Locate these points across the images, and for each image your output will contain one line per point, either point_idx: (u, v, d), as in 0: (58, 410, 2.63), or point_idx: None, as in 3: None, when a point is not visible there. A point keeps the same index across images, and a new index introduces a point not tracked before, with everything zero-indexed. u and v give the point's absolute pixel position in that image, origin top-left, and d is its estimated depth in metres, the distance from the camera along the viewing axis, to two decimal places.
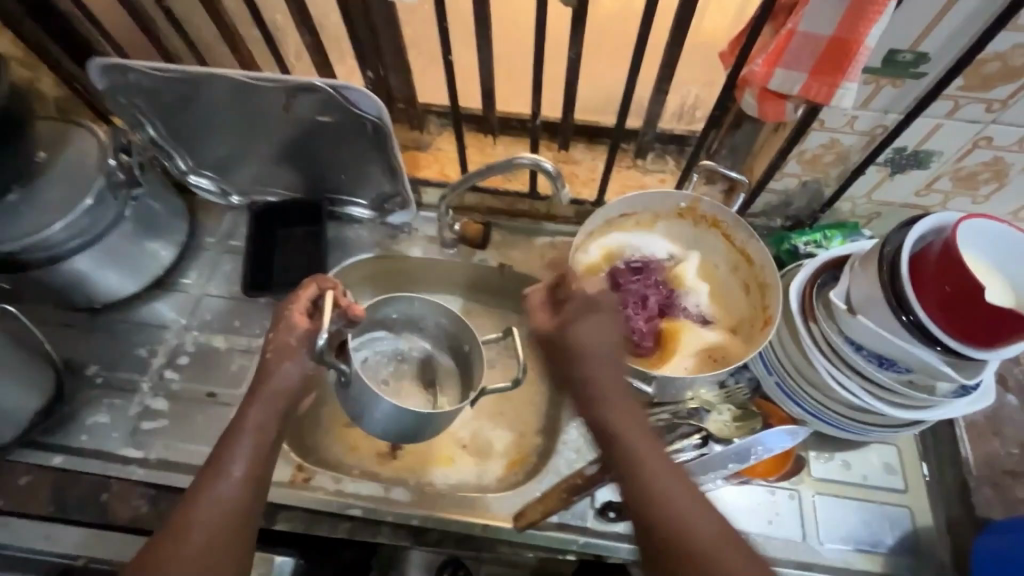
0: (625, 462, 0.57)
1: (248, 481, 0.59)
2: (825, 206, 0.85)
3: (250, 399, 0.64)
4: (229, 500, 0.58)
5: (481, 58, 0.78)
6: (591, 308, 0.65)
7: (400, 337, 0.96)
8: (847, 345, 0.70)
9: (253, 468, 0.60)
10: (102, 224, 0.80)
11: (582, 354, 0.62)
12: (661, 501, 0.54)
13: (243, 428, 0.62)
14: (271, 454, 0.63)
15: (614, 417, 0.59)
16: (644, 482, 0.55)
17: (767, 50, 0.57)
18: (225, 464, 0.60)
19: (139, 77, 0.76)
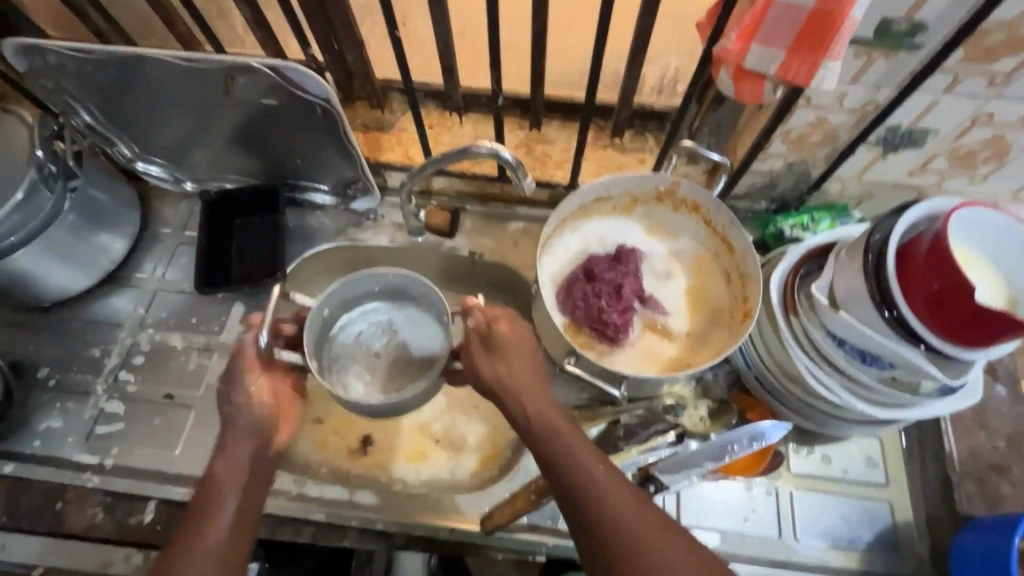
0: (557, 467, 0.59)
1: (234, 519, 0.60)
2: (812, 187, 0.79)
3: (220, 444, 0.63)
4: (217, 543, 0.58)
5: (438, 32, 0.71)
6: (506, 318, 0.67)
7: (392, 307, 0.85)
8: (828, 342, 0.66)
9: (237, 506, 0.60)
10: (40, 220, 0.75)
11: (507, 365, 0.64)
12: (598, 503, 0.57)
13: (219, 473, 0.61)
14: (255, 485, 0.63)
15: (543, 424, 0.61)
16: (579, 486, 0.58)
17: (742, 24, 0.51)
18: (208, 510, 0.59)
19: (61, 58, 0.69)
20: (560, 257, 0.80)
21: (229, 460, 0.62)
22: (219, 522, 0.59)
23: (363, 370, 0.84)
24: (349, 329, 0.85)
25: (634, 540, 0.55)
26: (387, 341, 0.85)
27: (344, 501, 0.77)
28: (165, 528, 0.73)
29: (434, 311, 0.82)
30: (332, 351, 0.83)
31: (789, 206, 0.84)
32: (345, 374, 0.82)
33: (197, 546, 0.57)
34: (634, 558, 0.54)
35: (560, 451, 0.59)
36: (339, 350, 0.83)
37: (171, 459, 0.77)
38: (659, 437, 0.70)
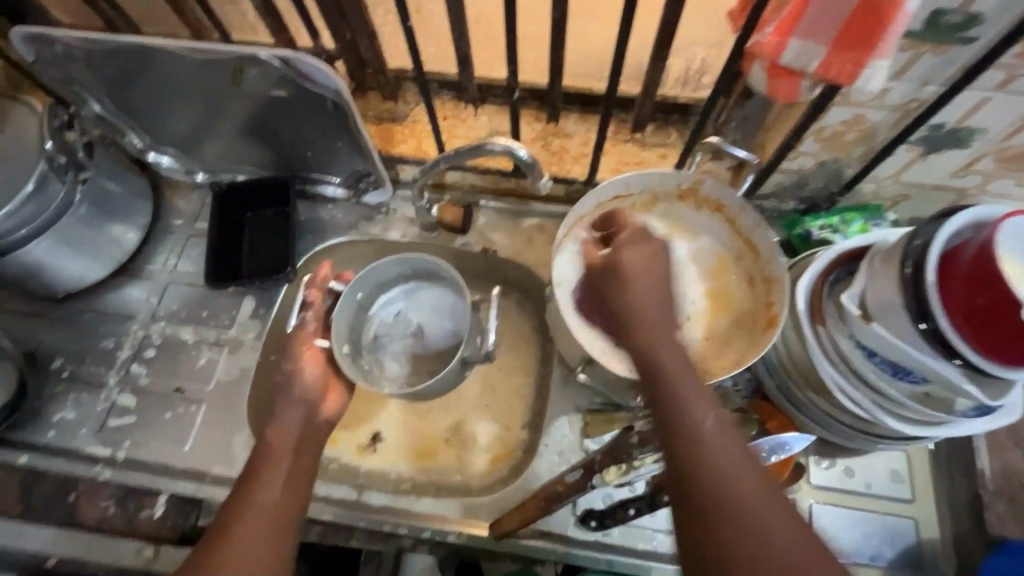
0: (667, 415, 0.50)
1: (283, 489, 0.58)
2: (844, 188, 0.75)
3: (274, 421, 0.64)
4: (268, 514, 0.56)
5: (453, 21, 0.68)
6: (638, 238, 0.61)
7: (423, 289, 0.84)
8: (856, 352, 0.63)
9: (286, 476, 0.59)
10: (51, 211, 0.74)
11: (638, 284, 0.57)
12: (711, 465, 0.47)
13: (273, 441, 0.62)
14: (302, 457, 0.62)
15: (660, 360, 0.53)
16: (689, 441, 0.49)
17: (780, 15, 0.47)
18: (258, 481, 0.58)
19: (70, 47, 0.68)
20: None
21: (283, 432, 0.63)
22: (270, 492, 0.57)
23: (400, 352, 0.82)
24: (387, 308, 0.84)
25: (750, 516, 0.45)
26: (422, 322, 0.83)
27: (351, 501, 0.76)
28: (175, 524, 0.75)
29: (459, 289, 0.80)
30: (369, 333, 0.82)
31: (819, 206, 0.80)
32: (381, 356, 0.81)
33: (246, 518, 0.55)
34: (749, 541, 0.44)
35: (673, 398, 0.51)
36: (378, 329, 0.83)
37: (182, 454, 0.77)
38: None
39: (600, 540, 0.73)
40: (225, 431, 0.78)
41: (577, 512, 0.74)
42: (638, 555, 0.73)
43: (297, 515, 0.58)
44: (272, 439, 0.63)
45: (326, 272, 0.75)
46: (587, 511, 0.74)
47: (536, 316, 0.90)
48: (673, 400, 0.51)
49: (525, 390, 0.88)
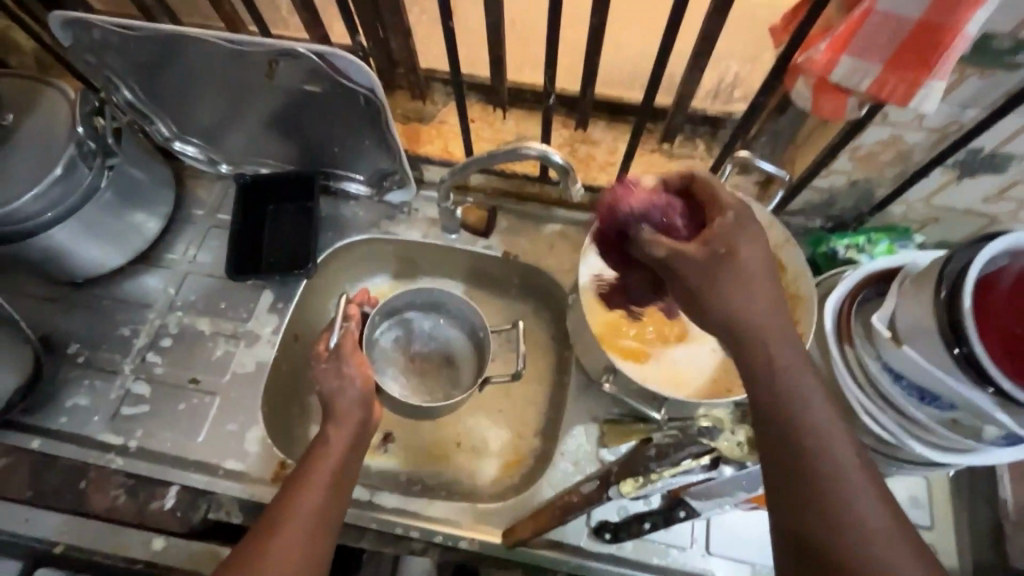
0: (782, 430, 0.44)
1: (326, 493, 0.56)
2: (873, 208, 0.75)
3: (332, 423, 0.62)
4: (308, 522, 0.54)
5: (491, 23, 0.68)
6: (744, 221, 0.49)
7: (426, 319, 0.90)
8: (883, 374, 0.63)
9: (329, 483, 0.57)
10: (77, 195, 0.74)
11: (745, 280, 0.47)
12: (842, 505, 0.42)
13: (328, 439, 0.60)
14: (348, 465, 0.60)
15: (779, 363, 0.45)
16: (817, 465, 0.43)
17: (833, 33, 0.48)
18: (305, 484, 0.56)
19: (105, 33, 0.68)
20: None
21: (343, 438, 0.60)
22: (313, 498, 0.55)
23: (399, 372, 0.88)
24: (388, 332, 0.89)
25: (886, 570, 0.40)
26: (421, 344, 0.89)
27: (362, 502, 0.74)
28: (185, 516, 0.74)
29: (464, 322, 0.88)
30: (371, 355, 0.86)
31: (846, 225, 0.80)
32: (382, 377, 0.86)
33: (291, 525, 0.53)
34: None
35: (792, 413, 0.44)
36: (378, 352, 0.87)
37: (194, 446, 0.76)
38: (694, 462, 0.62)
39: (613, 553, 0.72)
40: (238, 424, 0.77)
41: (592, 523, 0.73)
42: (653, 570, 0.72)
43: (335, 525, 0.56)
44: (330, 441, 0.60)
45: (364, 296, 0.83)
46: (602, 523, 0.72)
47: (553, 324, 0.90)
48: (794, 415, 0.44)
49: (540, 397, 0.87)
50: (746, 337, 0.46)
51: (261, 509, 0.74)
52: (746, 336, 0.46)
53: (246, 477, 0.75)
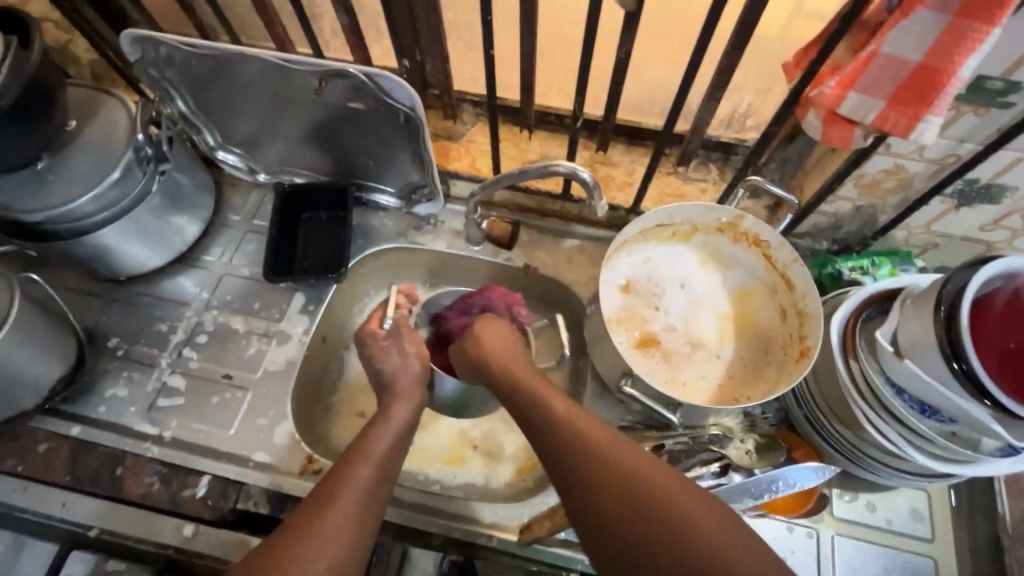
0: (577, 471, 0.57)
1: (374, 478, 0.60)
2: (877, 233, 0.80)
3: (394, 399, 0.71)
4: (363, 490, 0.59)
5: (525, 52, 0.73)
6: (492, 320, 0.78)
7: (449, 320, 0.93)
8: (887, 388, 0.66)
9: (380, 458, 0.63)
10: (130, 198, 0.78)
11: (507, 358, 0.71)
12: (645, 499, 0.53)
13: (379, 430, 0.66)
14: (396, 445, 0.65)
15: (562, 420, 0.61)
16: (612, 482, 0.55)
17: (841, 71, 0.53)
18: (362, 458, 0.62)
19: (171, 50, 0.74)
20: (618, 276, 0.83)
21: (402, 411, 0.70)
22: (361, 475, 0.60)
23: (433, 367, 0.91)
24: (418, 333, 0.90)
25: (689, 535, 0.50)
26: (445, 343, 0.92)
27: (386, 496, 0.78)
28: (217, 504, 0.77)
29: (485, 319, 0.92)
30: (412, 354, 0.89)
31: (850, 248, 0.84)
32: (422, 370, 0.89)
33: (347, 492, 0.58)
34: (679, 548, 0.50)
35: (582, 451, 0.58)
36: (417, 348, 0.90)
37: (226, 438, 0.80)
38: (705, 467, 0.71)
39: None
40: (268, 419, 0.81)
41: None
42: None
43: (383, 498, 0.61)
44: (391, 418, 0.68)
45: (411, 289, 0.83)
46: None
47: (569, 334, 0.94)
48: (584, 449, 0.58)
49: None
50: (535, 414, 0.63)
51: (287, 500, 0.77)
52: (533, 412, 0.64)
53: (275, 469, 0.79)
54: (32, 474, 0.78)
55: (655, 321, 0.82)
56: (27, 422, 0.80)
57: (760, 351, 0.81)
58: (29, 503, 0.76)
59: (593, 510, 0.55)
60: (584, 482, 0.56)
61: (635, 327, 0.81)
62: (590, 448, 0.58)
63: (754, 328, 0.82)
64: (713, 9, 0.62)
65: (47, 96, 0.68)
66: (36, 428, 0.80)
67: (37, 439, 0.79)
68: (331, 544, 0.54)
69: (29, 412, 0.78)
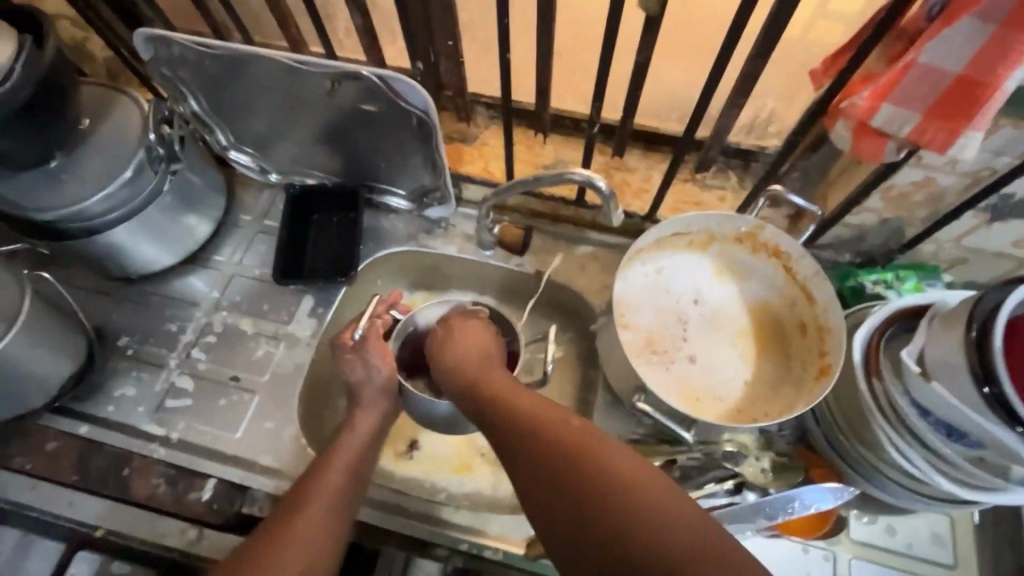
0: (546, 478, 0.53)
1: (344, 479, 0.63)
2: (904, 246, 0.77)
3: (358, 411, 0.71)
4: (332, 497, 0.61)
5: (542, 55, 0.72)
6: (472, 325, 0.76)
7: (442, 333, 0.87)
8: (911, 410, 0.63)
9: (349, 464, 0.65)
10: (141, 198, 0.78)
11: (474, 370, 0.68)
12: (616, 503, 0.49)
13: (356, 431, 0.69)
14: (366, 452, 0.68)
15: (529, 420, 0.58)
16: (582, 491, 0.51)
17: (875, 82, 0.52)
18: (332, 461, 0.65)
19: (184, 50, 0.73)
20: (633, 287, 0.81)
21: (363, 422, 0.70)
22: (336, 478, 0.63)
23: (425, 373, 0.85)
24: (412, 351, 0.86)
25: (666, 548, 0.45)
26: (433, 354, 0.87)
27: (393, 505, 0.78)
28: (221, 508, 0.76)
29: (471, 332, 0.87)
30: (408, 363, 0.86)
31: (875, 261, 0.82)
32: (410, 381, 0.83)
33: (316, 501, 0.60)
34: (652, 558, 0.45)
35: (554, 459, 0.54)
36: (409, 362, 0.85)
37: (232, 441, 0.80)
38: (717, 485, 0.69)
39: None
40: (275, 423, 0.81)
41: None
42: None
43: (354, 502, 0.64)
44: (355, 429, 0.69)
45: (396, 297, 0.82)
46: None
47: (580, 342, 0.92)
48: (552, 454, 0.54)
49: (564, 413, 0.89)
50: (502, 421, 0.60)
51: None
52: (498, 418, 0.61)
53: (281, 474, 0.78)
54: (40, 472, 0.78)
55: (671, 336, 0.80)
56: (37, 420, 0.80)
57: (778, 366, 0.79)
58: (36, 501, 0.76)
59: (560, 521, 0.51)
60: (554, 489, 0.52)
61: (650, 342, 0.79)
62: (560, 450, 0.54)
63: (772, 342, 0.80)
64: (739, 15, 0.60)
65: (60, 94, 0.68)
66: (45, 427, 0.80)
67: (47, 437, 0.80)
68: (298, 550, 0.56)
69: (38, 411, 0.78)
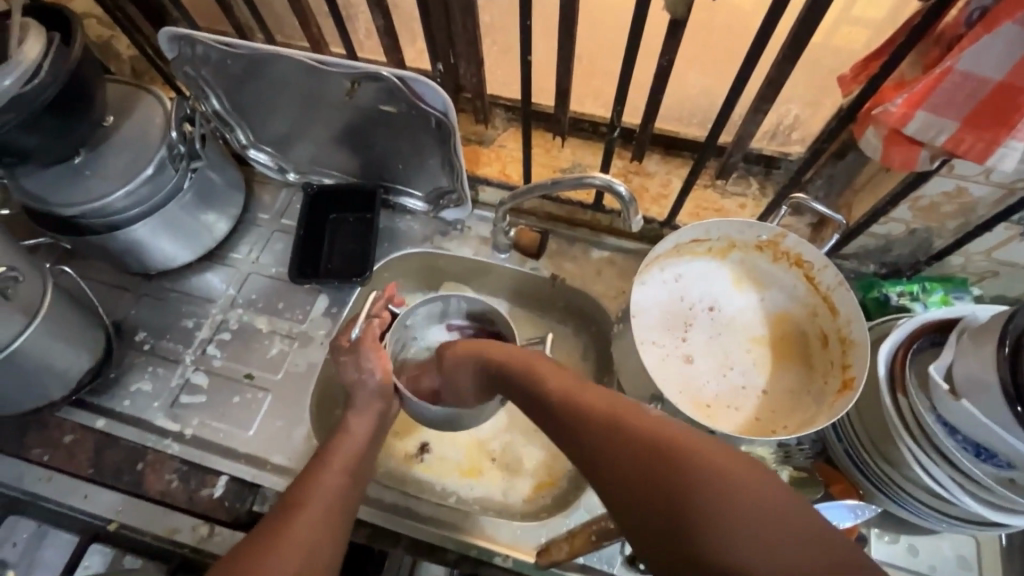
0: (598, 451, 0.50)
1: (345, 480, 0.63)
2: (932, 257, 0.75)
3: (352, 413, 0.70)
4: (329, 501, 0.61)
5: (564, 59, 0.71)
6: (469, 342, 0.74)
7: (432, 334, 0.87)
8: (938, 427, 0.61)
9: (347, 468, 0.65)
10: (162, 195, 0.78)
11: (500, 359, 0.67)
12: (677, 484, 0.44)
13: (355, 432, 0.68)
14: (364, 457, 0.67)
15: (578, 401, 0.56)
16: (640, 459, 0.47)
17: (910, 88, 0.50)
18: (332, 461, 0.65)
19: (207, 49, 0.74)
20: (649, 293, 0.80)
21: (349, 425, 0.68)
22: (334, 479, 0.63)
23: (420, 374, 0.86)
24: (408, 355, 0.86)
25: (737, 516, 0.41)
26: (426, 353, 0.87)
27: (401, 508, 0.77)
28: (232, 506, 0.76)
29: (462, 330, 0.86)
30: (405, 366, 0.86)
31: (900, 272, 0.79)
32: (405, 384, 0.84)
33: (315, 501, 0.60)
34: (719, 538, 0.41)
35: (607, 431, 0.51)
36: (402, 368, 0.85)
37: (245, 440, 0.80)
38: None
39: None
40: (288, 421, 0.81)
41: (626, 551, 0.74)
42: None
43: (352, 505, 0.63)
44: (353, 430, 0.68)
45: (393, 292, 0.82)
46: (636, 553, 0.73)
47: (594, 347, 0.91)
48: (604, 425, 0.51)
49: None
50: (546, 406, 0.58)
51: None
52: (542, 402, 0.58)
53: (291, 473, 0.78)
54: (57, 464, 0.79)
55: (686, 344, 0.78)
56: (55, 412, 0.81)
57: (798, 377, 0.77)
58: (52, 493, 0.77)
59: (621, 501, 0.48)
60: (609, 461, 0.49)
61: (665, 349, 0.78)
62: (608, 430, 0.51)
63: (792, 353, 0.79)
64: (767, 19, 0.59)
65: (85, 91, 0.69)
66: (62, 419, 0.81)
67: (64, 430, 0.81)
68: (297, 548, 0.55)
69: (56, 403, 0.79)
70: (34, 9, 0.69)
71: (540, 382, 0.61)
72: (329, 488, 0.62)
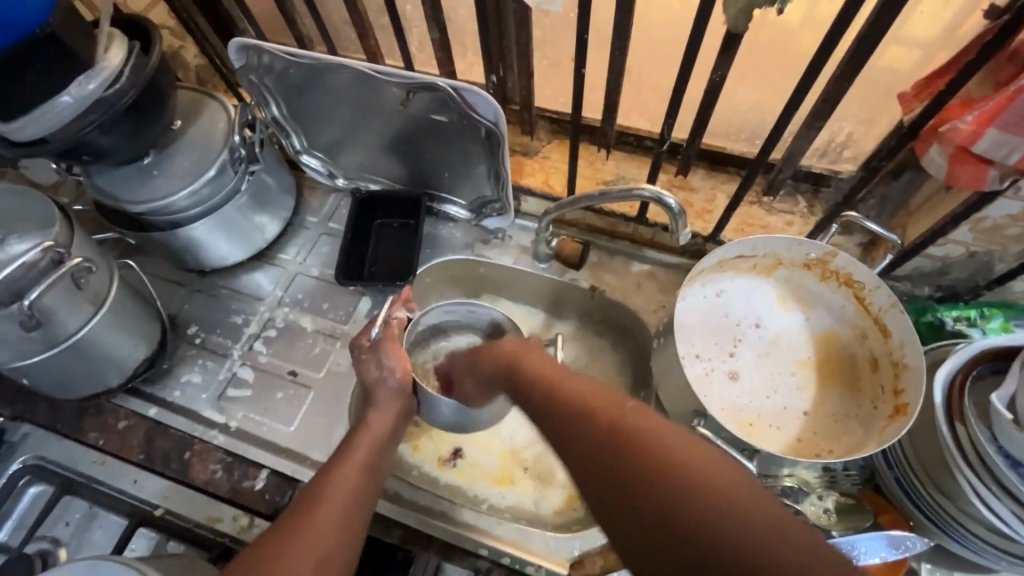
0: (600, 457, 0.49)
1: (358, 476, 0.63)
2: (993, 282, 0.72)
3: (373, 410, 0.71)
4: (342, 497, 0.60)
5: (615, 73, 0.72)
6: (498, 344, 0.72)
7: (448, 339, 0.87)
8: (1000, 457, 0.58)
9: (365, 463, 0.65)
10: (221, 195, 0.82)
11: (523, 369, 0.65)
12: (673, 492, 0.43)
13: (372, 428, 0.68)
14: (380, 450, 0.67)
15: (590, 402, 0.53)
16: (649, 468, 0.45)
17: (982, 105, 0.51)
18: (347, 457, 0.64)
19: (274, 59, 0.78)
20: (691, 307, 0.80)
21: (380, 419, 0.70)
22: (348, 473, 0.62)
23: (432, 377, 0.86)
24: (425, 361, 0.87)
25: (745, 530, 0.39)
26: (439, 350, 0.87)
27: (435, 510, 0.79)
28: (272, 499, 0.78)
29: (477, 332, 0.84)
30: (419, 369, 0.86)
31: (957, 296, 0.77)
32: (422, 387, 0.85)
33: (328, 499, 0.59)
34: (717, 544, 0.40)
35: (617, 435, 0.49)
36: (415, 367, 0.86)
37: (286, 435, 0.83)
38: None
39: None
40: (330, 419, 0.83)
41: None
42: None
43: (362, 508, 0.61)
44: (370, 426, 0.69)
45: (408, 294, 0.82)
46: None
47: (632, 362, 0.90)
48: (591, 423, 0.51)
49: None
50: (552, 406, 0.57)
51: None
52: (549, 403, 0.57)
53: None
54: (110, 448, 0.83)
55: (731, 361, 0.77)
56: (111, 399, 0.85)
57: (847, 402, 0.75)
58: (103, 477, 0.80)
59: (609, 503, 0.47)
60: (614, 467, 0.47)
61: (709, 364, 0.77)
62: (599, 424, 0.51)
63: (840, 376, 0.77)
64: (826, 36, 0.59)
65: (161, 96, 0.73)
66: (117, 405, 0.85)
67: (118, 416, 0.84)
68: (312, 544, 0.55)
69: (114, 390, 0.83)
70: (120, 20, 0.74)
71: (535, 372, 0.63)
72: (343, 484, 0.61)
